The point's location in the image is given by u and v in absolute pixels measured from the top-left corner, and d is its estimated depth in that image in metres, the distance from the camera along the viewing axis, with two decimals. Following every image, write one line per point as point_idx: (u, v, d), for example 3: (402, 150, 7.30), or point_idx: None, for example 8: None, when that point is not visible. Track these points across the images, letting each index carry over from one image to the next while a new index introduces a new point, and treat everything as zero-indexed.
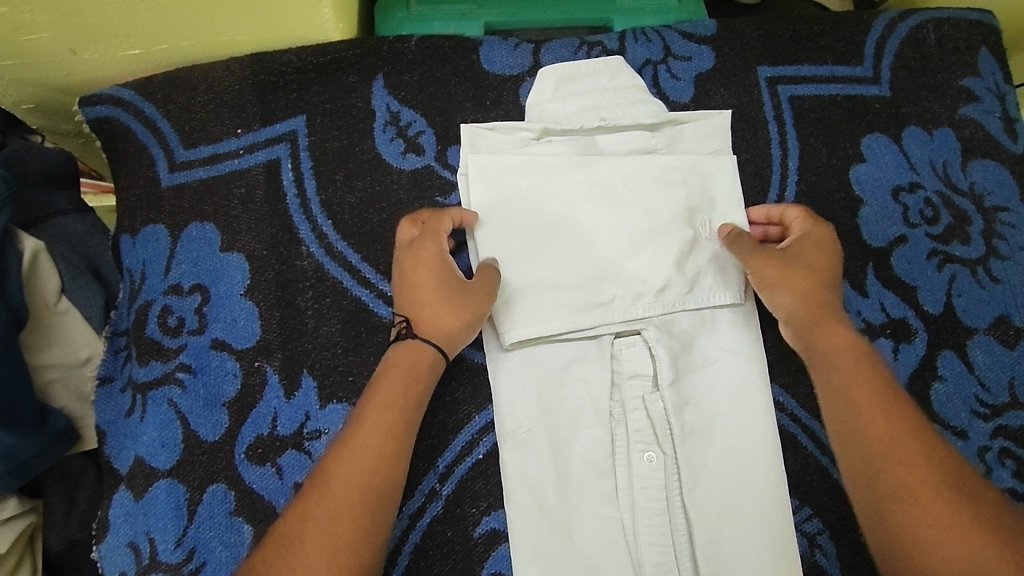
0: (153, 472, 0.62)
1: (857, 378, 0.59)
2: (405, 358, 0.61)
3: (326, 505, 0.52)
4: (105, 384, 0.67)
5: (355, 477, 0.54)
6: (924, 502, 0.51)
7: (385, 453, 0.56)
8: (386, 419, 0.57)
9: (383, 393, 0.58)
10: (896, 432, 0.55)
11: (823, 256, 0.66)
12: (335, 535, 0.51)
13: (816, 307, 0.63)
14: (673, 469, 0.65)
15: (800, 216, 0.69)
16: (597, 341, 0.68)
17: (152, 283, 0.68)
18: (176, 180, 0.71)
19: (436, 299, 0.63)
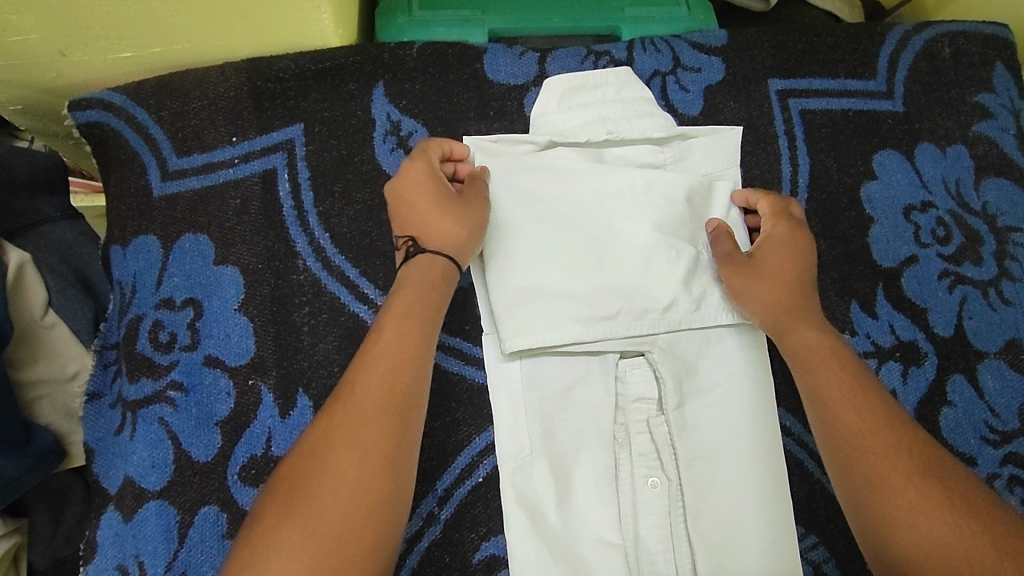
0: (142, 493, 0.60)
1: (837, 383, 0.59)
2: (412, 279, 0.60)
3: (349, 414, 0.52)
4: (94, 401, 0.65)
5: (376, 387, 0.53)
6: (910, 497, 0.52)
7: (408, 362, 0.55)
8: (405, 333, 0.56)
9: (402, 306, 0.58)
10: (882, 433, 0.55)
11: (785, 261, 0.66)
12: (361, 444, 0.51)
13: (785, 308, 0.63)
14: (678, 495, 0.63)
15: (774, 208, 0.68)
16: (600, 362, 0.66)
17: (142, 296, 0.66)
18: (168, 189, 0.68)
19: (437, 212, 0.62)
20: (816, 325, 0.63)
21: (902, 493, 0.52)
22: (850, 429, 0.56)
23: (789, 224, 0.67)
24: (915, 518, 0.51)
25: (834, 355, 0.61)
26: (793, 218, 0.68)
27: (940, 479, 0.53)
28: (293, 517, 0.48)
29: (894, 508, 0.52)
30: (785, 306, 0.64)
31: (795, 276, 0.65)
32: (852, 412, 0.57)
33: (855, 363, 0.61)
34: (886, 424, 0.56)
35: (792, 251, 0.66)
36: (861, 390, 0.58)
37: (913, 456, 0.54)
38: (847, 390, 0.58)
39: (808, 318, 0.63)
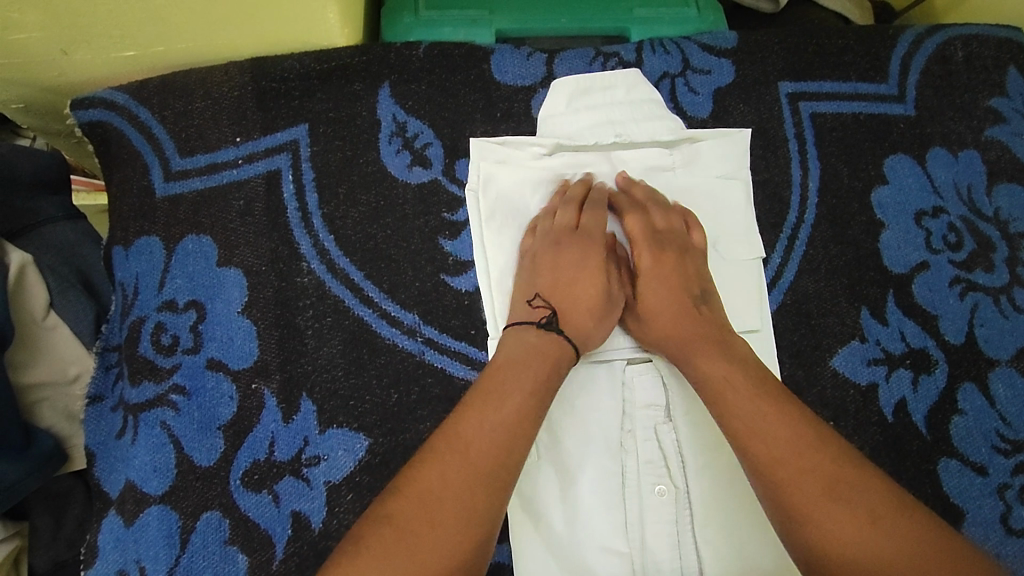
0: (144, 498, 0.60)
1: (741, 395, 0.55)
2: (529, 347, 0.58)
3: (463, 472, 0.50)
4: (96, 404, 0.64)
5: (493, 447, 0.51)
6: (840, 514, 0.47)
7: (522, 415, 0.54)
8: (524, 382, 0.56)
9: (515, 366, 0.57)
10: (787, 438, 0.52)
11: (666, 289, 0.64)
12: (469, 507, 0.49)
13: (682, 337, 0.61)
14: (685, 503, 0.63)
15: (638, 228, 0.66)
16: (607, 367, 0.66)
17: (144, 298, 0.65)
18: (171, 189, 0.68)
19: (604, 304, 0.63)
20: (725, 349, 0.60)
21: (831, 511, 0.48)
22: (764, 445, 0.52)
23: (654, 245, 0.65)
24: (853, 537, 0.47)
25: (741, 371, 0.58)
26: (658, 236, 0.66)
27: (856, 488, 0.49)
28: (372, 561, 0.46)
29: (800, 521, 0.48)
30: (667, 335, 0.62)
31: (673, 301, 0.63)
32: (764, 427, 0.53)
33: (758, 372, 0.58)
34: (796, 427, 0.52)
35: (659, 260, 0.65)
36: (765, 401, 0.54)
37: (818, 465, 0.50)
38: (749, 398, 0.55)
39: (711, 337, 0.61)
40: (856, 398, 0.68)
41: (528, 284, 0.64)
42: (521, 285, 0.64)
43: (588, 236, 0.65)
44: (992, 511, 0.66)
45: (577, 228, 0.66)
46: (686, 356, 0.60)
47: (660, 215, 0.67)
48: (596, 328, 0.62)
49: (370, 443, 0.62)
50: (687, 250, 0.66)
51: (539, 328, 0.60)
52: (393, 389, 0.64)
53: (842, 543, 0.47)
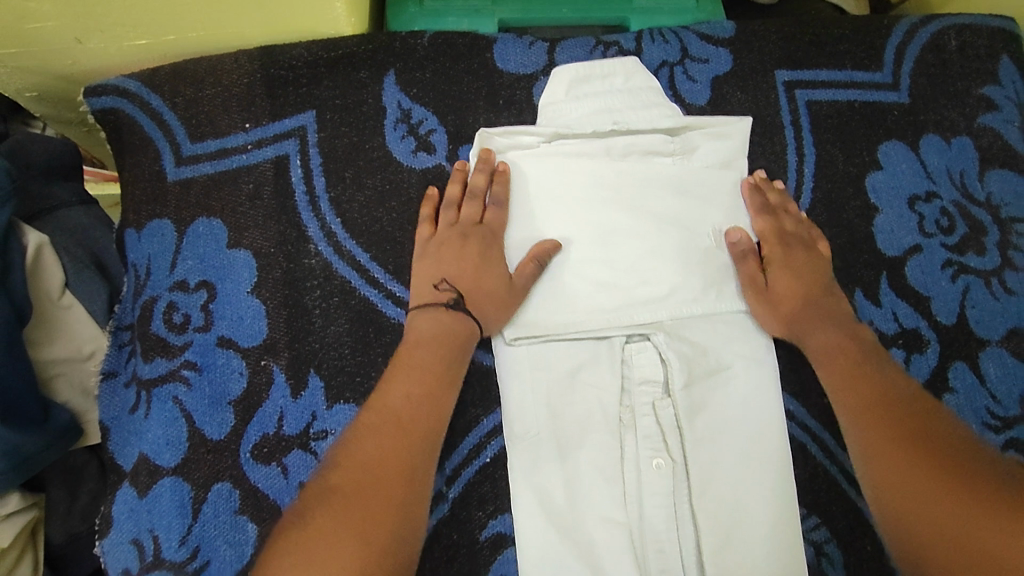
0: (157, 470, 0.62)
1: (839, 362, 0.64)
2: (438, 327, 0.63)
3: (393, 435, 0.57)
4: (109, 380, 0.66)
5: (417, 410, 0.59)
6: (903, 459, 0.57)
7: (436, 377, 0.61)
8: (434, 352, 0.62)
9: (428, 343, 0.62)
10: (874, 399, 0.61)
11: (798, 279, 0.68)
12: (390, 465, 0.55)
13: (812, 309, 0.67)
14: (683, 475, 0.64)
15: (766, 228, 0.70)
16: (607, 344, 0.68)
17: (157, 278, 0.67)
18: (182, 174, 0.70)
19: (508, 294, 0.65)
20: (838, 325, 0.66)
21: (899, 457, 0.57)
22: (855, 402, 0.62)
23: (782, 243, 0.69)
24: (911, 477, 0.56)
25: (854, 348, 0.65)
26: (786, 235, 0.69)
27: (924, 438, 0.57)
28: (326, 517, 0.51)
29: (876, 469, 0.58)
30: (790, 315, 0.67)
31: (801, 290, 0.67)
32: (858, 389, 0.62)
33: (869, 349, 0.65)
34: (888, 393, 0.62)
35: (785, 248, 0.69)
36: (865, 370, 0.63)
37: (899, 422, 0.59)
38: (851, 367, 0.64)
39: (833, 320, 0.66)
40: None
41: (433, 267, 0.66)
42: (425, 268, 0.66)
43: (487, 229, 0.67)
44: None
45: (477, 221, 0.67)
46: (802, 331, 0.66)
47: (788, 219, 0.71)
48: (500, 316, 0.65)
49: None
50: (816, 251, 0.70)
51: (447, 307, 0.63)
52: None
53: (904, 485, 0.56)
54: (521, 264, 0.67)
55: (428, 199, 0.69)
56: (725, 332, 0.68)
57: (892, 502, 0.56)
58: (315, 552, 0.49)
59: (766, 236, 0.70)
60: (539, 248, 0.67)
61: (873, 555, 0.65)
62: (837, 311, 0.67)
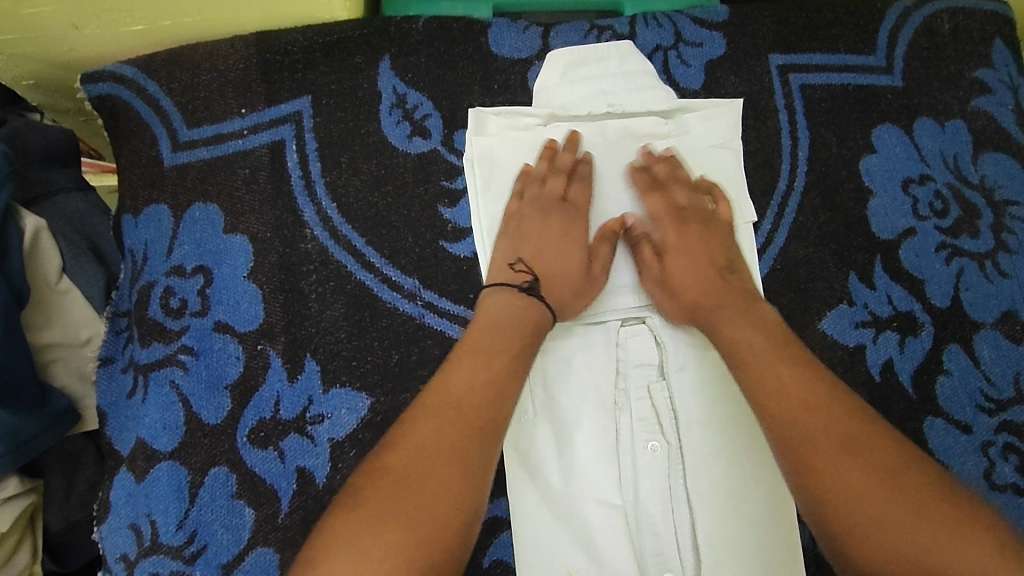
0: (154, 455, 0.62)
1: (761, 359, 0.58)
2: (512, 311, 0.63)
3: (453, 422, 0.55)
4: (107, 365, 0.66)
5: (481, 399, 0.57)
6: (851, 473, 0.51)
7: (505, 361, 0.60)
8: (499, 337, 0.61)
9: (495, 331, 0.61)
10: (801, 396, 0.55)
11: (692, 262, 0.67)
12: (453, 449, 0.54)
13: (714, 301, 0.64)
14: (677, 457, 0.65)
15: (659, 208, 0.69)
16: (603, 327, 0.68)
17: (154, 263, 0.67)
18: (178, 159, 0.69)
19: (581, 279, 0.66)
20: (753, 314, 0.62)
21: (844, 471, 0.51)
22: (777, 407, 0.55)
23: (681, 224, 0.69)
24: (860, 492, 0.50)
25: (775, 339, 0.60)
26: (680, 214, 0.69)
27: (862, 448, 0.52)
28: (380, 503, 0.51)
29: (814, 483, 0.52)
30: (693, 307, 0.65)
31: (703, 277, 0.66)
32: (788, 391, 0.55)
33: (783, 333, 0.61)
34: (812, 388, 0.55)
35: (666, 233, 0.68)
36: (790, 366, 0.57)
37: (833, 425, 0.53)
38: (766, 359, 0.58)
39: (741, 308, 0.63)
40: (844, 360, 0.70)
41: (509, 246, 0.68)
42: (502, 247, 0.68)
43: (572, 208, 0.69)
44: (976, 468, 0.68)
45: (562, 198, 0.69)
46: (712, 322, 0.63)
47: (682, 193, 0.70)
48: (574, 303, 0.66)
49: (372, 402, 0.64)
50: (712, 224, 0.69)
51: (521, 291, 0.64)
52: (393, 350, 0.66)
53: (850, 501, 0.50)
54: (593, 249, 0.68)
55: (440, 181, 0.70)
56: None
57: (839, 517, 0.50)
58: (361, 542, 0.49)
59: (664, 218, 0.69)
60: (603, 231, 0.69)
61: None
62: (746, 294, 0.64)
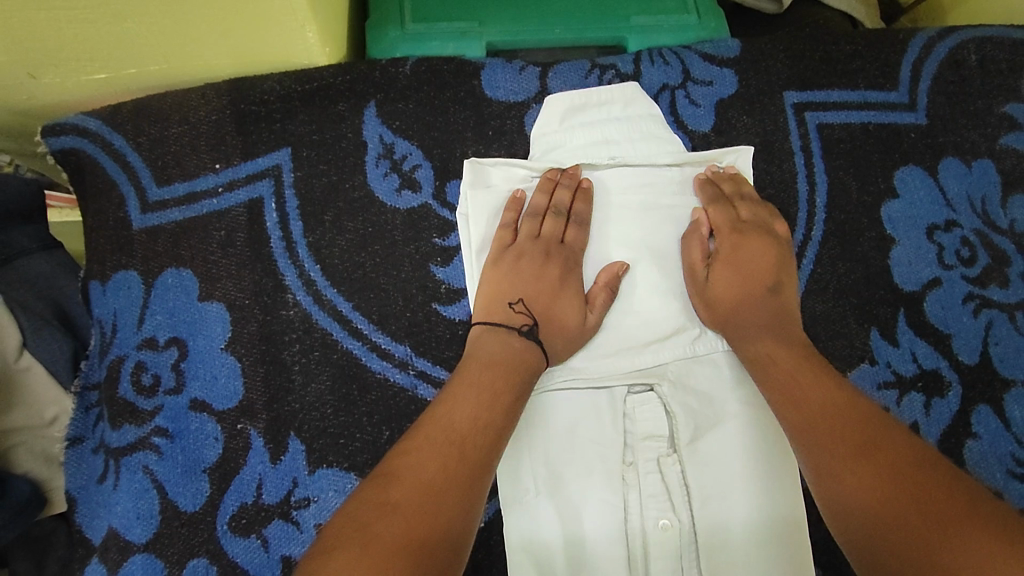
0: (127, 546, 0.57)
1: (783, 362, 0.59)
2: (511, 352, 0.58)
3: (457, 460, 0.51)
4: (76, 446, 0.62)
5: (484, 438, 0.53)
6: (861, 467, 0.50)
7: (503, 401, 0.55)
8: (496, 374, 0.56)
9: (498, 367, 0.57)
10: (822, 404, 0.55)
11: (735, 275, 0.63)
12: (448, 492, 0.49)
13: (751, 310, 0.62)
14: (690, 538, 0.60)
15: (722, 218, 0.65)
16: (608, 395, 0.63)
17: (124, 336, 0.62)
18: (149, 221, 0.64)
19: (579, 330, 0.62)
20: (776, 332, 0.61)
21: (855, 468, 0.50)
22: (800, 403, 0.56)
23: (737, 235, 0.64)
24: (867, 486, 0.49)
25: (800, 351, 0.60)
26: (737, 225, 0.65)
27: (874, 445, 0.51)
28: (388, 533, 0.45)
29: (833, 479, 0.51)
30: (727, 315, 0.63)
31: (740, 287, 0.63)
32: (804, 394, 0.56)
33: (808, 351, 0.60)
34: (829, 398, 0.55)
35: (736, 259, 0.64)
36: (812, 372, 0.57)
37: (853, 429, 0.53)
38: (789, 372, 0.58)
39: (768, 321, 0.61)
40: None
41: (508, 282, 0.62)
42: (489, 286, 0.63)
43: (571, 252, 0.64)
44: None
45: (559, 242, 0.65)
46: (740, 335, 0.62)
47: (738, 207, 0.66)
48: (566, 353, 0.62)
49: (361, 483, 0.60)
50: (775, 236, 0.65)
51: (519, 333, 0.60)
52: (384, 427, 0.61)
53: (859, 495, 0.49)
54: (594, 296, 0.63)
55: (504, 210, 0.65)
56: (731, 382, 0.64)
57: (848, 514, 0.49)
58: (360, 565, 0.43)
59: (725, 234, 0.65)
60: (609, 274, 0.64)
61: None
62: (777, 310, 0.62)
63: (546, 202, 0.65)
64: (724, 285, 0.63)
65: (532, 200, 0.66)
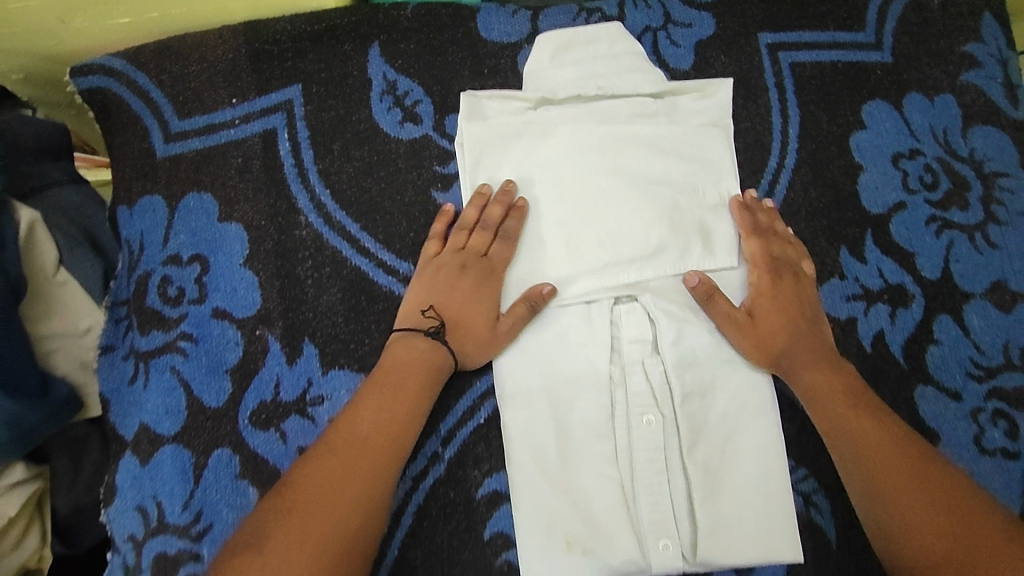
0: (158, 438, 0.63)
1: (836, 400, 0.63)
2: (416, 355, 0.63)
3: (355, 461, 0.56)
4: (108, 353, 0.67)
5: (386, 441, 0.58)
6: (916, 498, 0.55)
7: (405, 406, 0.60)
8: (404, 380, 0.61)
9: (404, 372, 0.62)
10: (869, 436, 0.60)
11: (777, 309, 0.67)
12: (346, 492, 0.54)
13: (803, 347, 0.65)
14: (673, 428, 0.66)
15: (760, 251, 0.68)
16: (592, 307, 0.68)
17: (150, 253, 0.68)
18: (171, 150, 0.70)
19: (489, 334, 0.65)
20: (834, 366, 0.65)
21: (910, 497, 0.56)
22: (858, 437, 0.60)
23: (772, 270, 0.68)
24: (922, 514, 0.54)
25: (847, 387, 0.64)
26: (774, 261, 0.68)
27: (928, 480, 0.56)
28: (281, 535, 0.51)
29: (886, 509, 0.56)
30: (774, 350, 0.65)
31: (784, 318, 0.66)
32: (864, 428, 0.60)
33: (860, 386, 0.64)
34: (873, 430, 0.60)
35: (779, 299, 0.67)
36: (870, 410, 0.62)
37: (908, 463, 0.57)
38: (846, 407, 0.62)
39: (817, 352, 0.65)
40: (836, 332, 0.71)
41: (425, 290, 0.66)
42: (413, 291, 0.66)
43: (490, 266, 0.67)
44: (966, 433, 0.69)
45: (481, 255, 0.67)
46: (790, 369, 0.65)
47: (780, 243, 0.69)
48: (479, 356, 0.65)
49: None
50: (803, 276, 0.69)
51: (426, 335, 0.63)
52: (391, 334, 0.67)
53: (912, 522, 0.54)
54: (512, 309, 0.65)
55: (443, 216, 0.69)
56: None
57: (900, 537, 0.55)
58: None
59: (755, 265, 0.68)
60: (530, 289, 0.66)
61: None
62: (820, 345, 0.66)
63: (476, 217, 0.68)
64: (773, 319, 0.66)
65: (464, 214, 0.68)
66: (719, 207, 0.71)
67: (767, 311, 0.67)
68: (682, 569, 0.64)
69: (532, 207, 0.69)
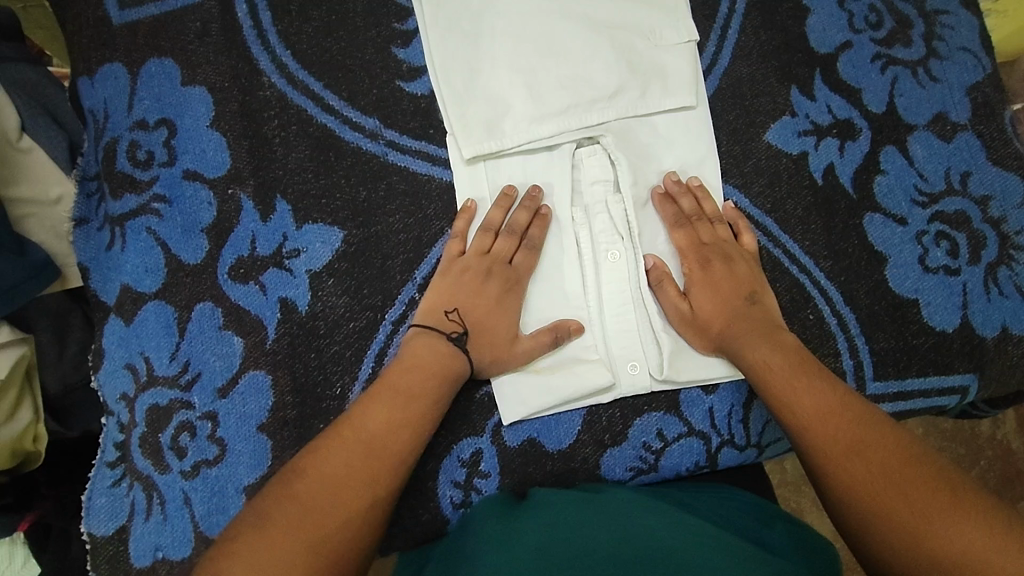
0: (140, 297, 0.65)
1: (782, 370, 0.61)
2: (437, 357, 0.61)
3: (364, 458, 0.54)
4: (82, 226, 0.69)
5: (396, 440, 0.56)
6: (870, 476, 0.52)
7: (416, 405, 0.58)
8: (413, 380, 0.59)
9: (421, 372, 0.60)
10: (818, 420, 0.57)
11: (716, 298, 0.67)
12: (347, 487, 0.52)
13: (740, 323, 0.66)
14: (637, 261, 0.69)
15: (684, 242, 0.69)
16: (557, 152, 0.70)
17: (116, 119, 0.68)
18: (128, 17, 0.70)
19: (508, 349, 0.65)
20: (773, 338, 0.64)
21: (866, 474, 0.52)
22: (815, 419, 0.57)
23: (699, 259, 0.68)
24: (883, 491, 0.51)
25: (801, 358, 0.62)
26: (703, 247, 0.69)
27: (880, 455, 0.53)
28: (282, 522, 0.49)
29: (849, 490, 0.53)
30: (719, 335, 0.66)
31: (725, 308, 0.67)
32: (820, 412, 0.57)
33: (808, 360, 0.62)
34: (833, 404, 0.58)
35: (715, 283, 0.67)
36: (826, 392, 0.59)
37: (866, 440, 0.55)
38: (788, 379, 0.60)
39: (758, 330, 0.65)
40: (788, 167, 0.74)
41: (445, 292, 0.65)
42: (438, 288, 0.66)
43: (515, 273, 0.67)
44: (911, 255, 0.73)
45: (507, 261, 0.67)
46: (735, 347, 0.65)
47: (705, 228, 0.69)
48: (493, 365, 0.64)
49: (345, 235, 0.67)
50: (733, 252, 0.69)
51: (449, 339, 0.63)
52: (361, 187, 0.68)
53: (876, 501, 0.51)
54: (538, 333, 0.66)
55: (464, 212, 0.68)
56: (664, 134, 0.72)
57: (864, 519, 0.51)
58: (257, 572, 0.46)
59: (690, 247, 0.69)
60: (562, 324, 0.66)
61: (814, 323, 0.71)
62: (765, 320, 0.66)
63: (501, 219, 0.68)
64: (709, 304, 0.67)
65: (489, 215, 0.68)
66: (674, 49, 0.73)
67: (697, 294, 0.68)
68: (651, 387, 0.68)
69: (494, 56, 0.70)
